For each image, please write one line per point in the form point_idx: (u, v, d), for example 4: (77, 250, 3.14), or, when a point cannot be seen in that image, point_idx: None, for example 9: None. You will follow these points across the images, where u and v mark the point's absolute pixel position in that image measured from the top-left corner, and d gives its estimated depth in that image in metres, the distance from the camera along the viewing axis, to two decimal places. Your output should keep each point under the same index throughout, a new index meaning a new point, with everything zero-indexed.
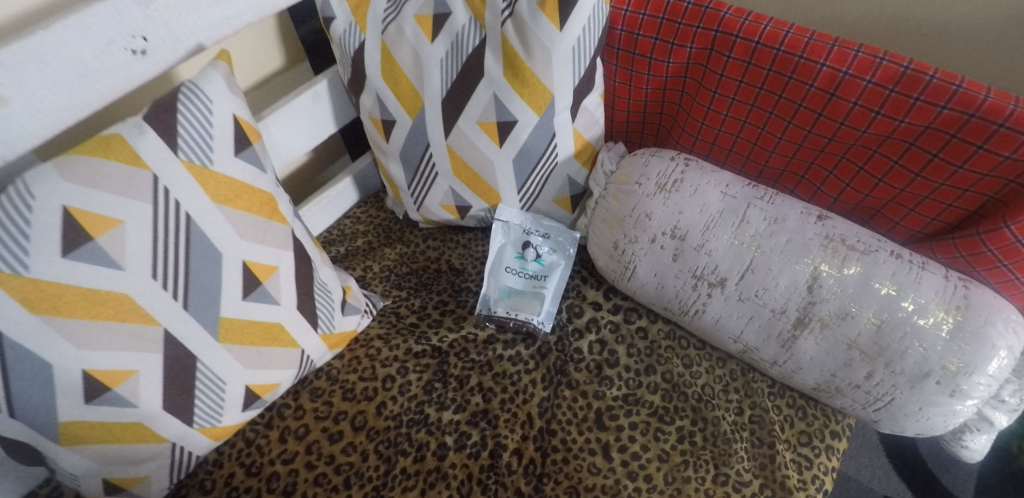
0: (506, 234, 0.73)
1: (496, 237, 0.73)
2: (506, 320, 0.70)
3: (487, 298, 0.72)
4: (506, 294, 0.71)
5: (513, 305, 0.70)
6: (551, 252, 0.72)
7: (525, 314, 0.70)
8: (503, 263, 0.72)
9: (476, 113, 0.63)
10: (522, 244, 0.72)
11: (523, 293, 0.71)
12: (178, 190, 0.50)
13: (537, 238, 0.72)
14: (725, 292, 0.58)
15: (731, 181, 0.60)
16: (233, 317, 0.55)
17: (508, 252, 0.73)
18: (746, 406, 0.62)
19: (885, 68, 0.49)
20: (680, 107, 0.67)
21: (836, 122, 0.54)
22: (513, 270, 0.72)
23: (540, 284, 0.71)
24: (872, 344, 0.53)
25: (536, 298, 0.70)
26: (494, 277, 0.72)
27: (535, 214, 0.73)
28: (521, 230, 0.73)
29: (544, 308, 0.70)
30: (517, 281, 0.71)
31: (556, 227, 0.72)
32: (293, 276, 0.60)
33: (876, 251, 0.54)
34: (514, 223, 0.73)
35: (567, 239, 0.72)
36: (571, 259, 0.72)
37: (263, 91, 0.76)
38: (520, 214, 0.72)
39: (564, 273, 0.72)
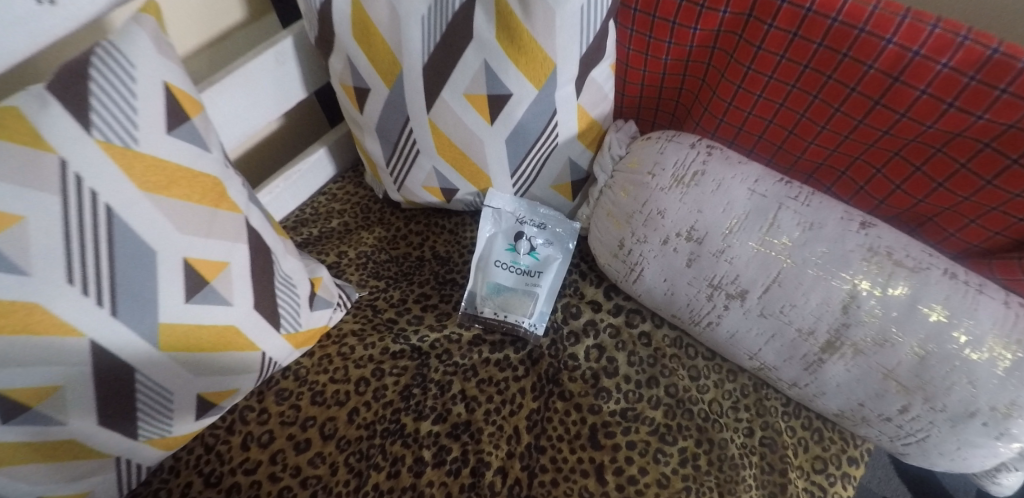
0: (497, 222, 0.64)
1: (486, 225, 0.65)
2: (494, 320, 0.63)
3: (473, 296, 0.64)
4: (495, 292, 0.63)
5: (501, 304, 0.63)
6: (548, 245, 0.64)
7: (516, 315, 0.62)
8: (492, 256, 0.64)
9: (463, 84, 0.53)
10: (515, 235, 0.64)
11: (515, 291, 0.63)
12: (93, 176, 0.41)
13: (532, 229, 0.64)
14: (744, 305, 0.51)
15: (761, 176, 0.51)
16: (175, 323, 0.47)
17: (499, 244, 0.64)
18: (757, 427, 0.56)
19: (968, 49, 0.39)
20: (705, 82, 0.57)
21: (897, 113, 0.45)
22: (504, 264, 0.64)
23: (534, 282, 0.63)
24: (912, 377, 0.46)
25: (530, 297, 0.62)
26: (483, 272, 0.64)
27: (531, 201, 0.64)
28: (515, 218, 0.64)
29: (537, 309, 0.62)
30: (508, 278, 0.63)
31: (554, 216, 0.64)
32: (247, 272, 0.52)
33: (927, 269, 0.46)
34: (507, 210, 0.64)
35: (567, 230, 0.64)
36: (569, 253, 0.64)
37: (219, 49, 0.65)
38: (514, 201, 0.64)
39: (561, 270, 0.64)
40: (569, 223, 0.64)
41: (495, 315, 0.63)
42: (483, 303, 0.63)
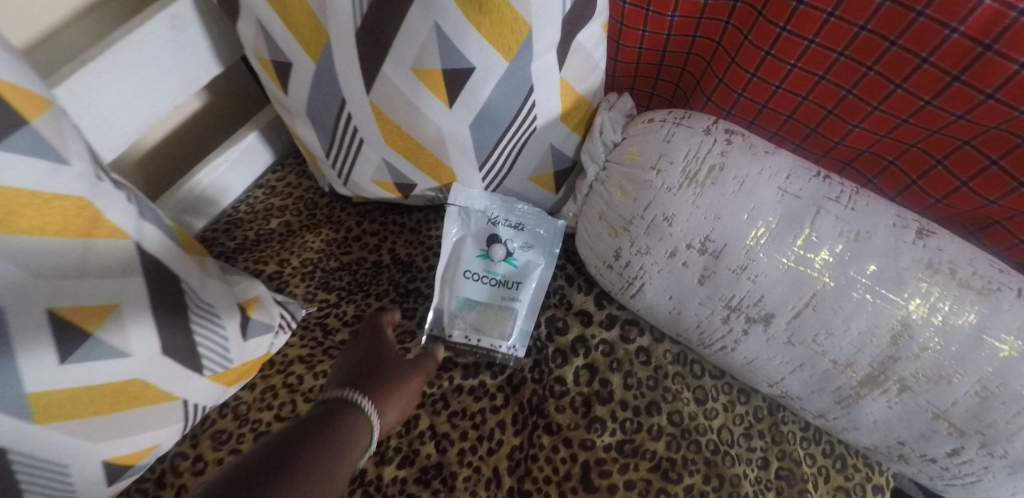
0: (466, 224, 0.55)
1: (452, 228, 0.55)
2: (466, 342, 0.54)
3: (439, 313, 0.55)
4: (464, 307, 0.54)
5: (474, 324, 0.54)
6: (527, 249, 0.55)
7: (490, 336, 0.54)
8: (461, 265, 0.55)
9: (410, 56, 0.40)
10: (487, 238, 0.55)
11: (488, 305, 0.54)
12: None
13: (507, 231, 0.55)
14: (767, 331, 0.42)
15: (794, 170, 0.41)
16: (52, 390, 0.37)
17: (469, 249, 0.55)
18: (773, 457, 0.49)
19: None
20: (721, 46, 0.45)
21: (981, 93, 0.34)
22: (475, 274, 0.55)
23: (511, 294, 0.54)
24: (970, 418, 0.38)
25: (505, 313, 0.54)
26: (450, 283, 0.55)
27: (506, 198, 0.55)
28: (486, 219, 0.55)
29: (516, 327, 0.54)
30: (480, 289, 0.55)
31: (534, 216, 0.55)
32: (146, 311, 0.41)
33: (998, 290, 0.37)
34: (476, 209, 0.55)
35: (549, 232, 0.55)
36: (552, 258, 0.55)
37: (100, 13, 0.52)
38: (485, 199, 0.55)
39: (542, 279, 0.55)
40: (552, 223, 0.55)
41: (467, 335, 0.54)
42: (452, 322, 0.54)
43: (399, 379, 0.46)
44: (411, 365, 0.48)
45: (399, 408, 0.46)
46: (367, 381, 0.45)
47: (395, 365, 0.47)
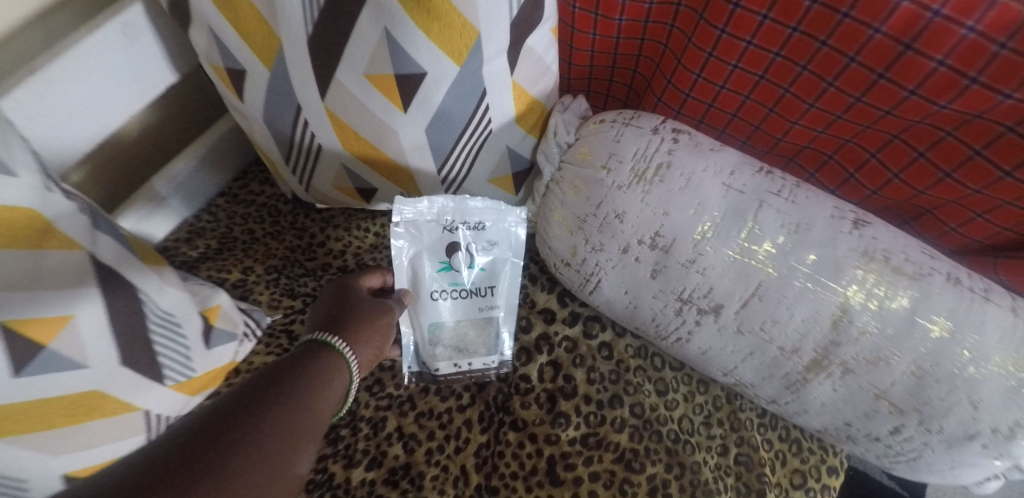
0: (419, 239, 0.52)
1: (407, 246, 0.52)
2: (450, 367, 0.54)
3: (417, 341, 0.54)
4: (444, 330, 0.54)
5: (459, 343, 0.54)
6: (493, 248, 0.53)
7: (478, 356, 0.54)
8: (425, 287, 0.53)
9: (363, 63, 0.41)
10: (448, 249, 0.53)
11: (465, 322, 0.54)
12: None
13: (468, 237, 0.53)
14: (719, 321, 0.43)
15: (737, 166, 0.43)
16: (6, 403, 0.36)
17: (429, 264, 0.53)
18: (732, 444, 0.51)
19: (1003, 8, 0.30)
20: (667, 48, 0.46)
21: (905, 89, 0.36)
22: (442, 292, 0.53)
23: (489, 302, 0.54)
24: (906, 397, 0.40)
25: (488, 326, 0.54)
26: (421, 308, 0.53)
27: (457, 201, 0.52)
28: (442, 229, 0.52)
29: (504, 339, 0.54)
30: (454, 306, 0.54)
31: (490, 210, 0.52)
32: (104, 321, 0.41)
33: (930, 275, 0.39)
34: (428, 220, 0.52)
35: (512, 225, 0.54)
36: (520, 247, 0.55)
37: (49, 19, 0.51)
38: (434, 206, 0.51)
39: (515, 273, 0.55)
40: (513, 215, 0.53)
41: (448, 356, 0.53)
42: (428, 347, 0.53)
43: (380, 319, 0.47)
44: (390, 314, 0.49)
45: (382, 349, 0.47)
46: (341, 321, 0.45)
47: (377, 308, 0.48)
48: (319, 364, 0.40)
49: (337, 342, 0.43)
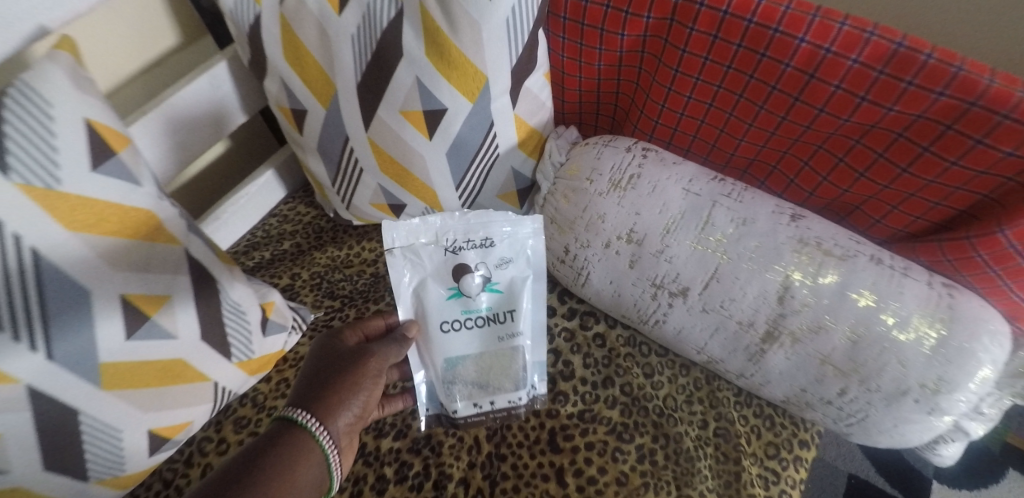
0: (423, 267, 0.54)
1: (412, 276, 0.54)
2: (474, 410, 0.56)
3: (436, 388, 0.56)
4: (464, 364, 0.55)
5: (483, 373, 0.56)
6: (507, 264, 0.55)
7: (506, 393, 0.56)
8: (435, 319, 0.54)
9: (398, 101, 0.53)
10: (454, 271, 0.54)
11: (484, 353, 0.56)
12: (16, 220, 0.40)
13: (476, 256, 0.54)
14: (687, 302, 0.52)
15: (695, 176, 0.53)
16: (118, 361, 0.47)
17: (437, 290, 0.54)
18: (711, 418, 0.58)
19: (875, 45, 0.41)
20: (638, 86, 0.58)
21: (815, 108, 0.46)
22: (455, 320, 0.55)
23: (509, 327, 0.56)
24: (847, 360, 0.47)
25: (510, 355, 0.56)
26: (436, 342, 0.55)
27: (459, 220, 0.54)
28: (445, 252, 0.53)
29: (530, 369, 0.57)
30: (470, 335, 0.55)
31: (497, 226, 0.54)
32: (192, 304, 0.51)
33: (855, 256, 0.48)
34: (427, 244, 0.53)
35: (524, 238, 0.55)
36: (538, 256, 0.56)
37: (154, 73, 0.65)
38: (435, 230, 0.53)
39: (534, 288, 0.56)
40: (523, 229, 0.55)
41: (471, 396, 0.56)
42: (447, 389, 0.55)
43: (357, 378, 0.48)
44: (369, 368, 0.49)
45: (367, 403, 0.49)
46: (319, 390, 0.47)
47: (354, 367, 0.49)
48: (290, 449, 0.43)
49: (308, 421, 0.45)
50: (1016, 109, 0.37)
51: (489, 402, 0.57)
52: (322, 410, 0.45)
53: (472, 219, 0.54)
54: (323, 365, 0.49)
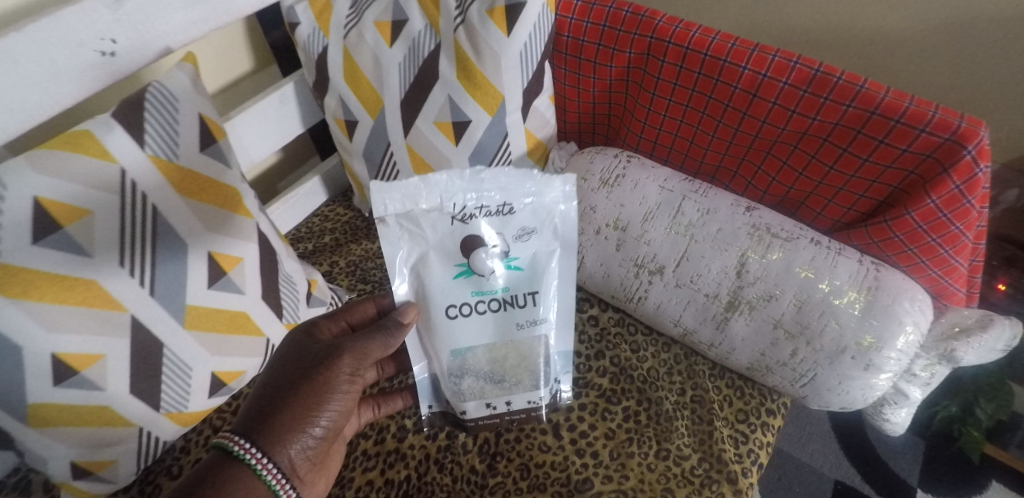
0: (425, 239, 0.50)
1: (414, 251, 0.51)
2: (485, 411, 0.57)
3: (444, 384, 0.56)
4: (476, 353, 0.54)
5: (497, 359, 0.55)
6: (529, 236, 0.52)
7: (524, 392, 0.57)
8: (441, 305, 0.52)
9: (433, 113, 0.67)
10: (466, 244, 0.50)
11: (497, 344, 0.54)
12: (144, 182, 0.53)
13: (492, 225, 0.50)
14: (664, 279, 0.63)
15: (669, 177, 0.66)
16: (199, 305, 0.58)
17: (443, 266, 0.51)
18: (688, 387, 0.67)
19: (798, 71, 0.54)
20: (625, 107, 0.72)
21: (759, 120, 0.59)
22: (464, 304, 0.53)
23: (529, 312, 0.54)
24: (794, 323, 0.57)
25: (528, 347, 0.55)
26: (443, 330, 0.53)
27: (470, 183, 0.49)
28: (453, 221, 0.50)
29: (553, 363, 0.58)
30: (482, 319, 0.53)
31: (518, 193, 0.50)
32: (258, 268, 0.63)
33: (797, 239, 0.59)
34: (435, 211, 0.49)
35: (552, 203, 0.51)
36: (566, 226, 0.52)
37: (229, 93, 0.80)
38: (437, 194, 0.49)
39: (559, 263, 0.54)
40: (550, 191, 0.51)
41: (483, 393, 0.56)
42: (456, 386, 0.55)
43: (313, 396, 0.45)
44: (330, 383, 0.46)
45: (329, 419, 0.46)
46: (268, 414, 0.44)
47: (309, 384, 0.45)
48: (227, 485, 0.42)
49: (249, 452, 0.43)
50: (904, 115, 0.50)
51: (505, 403, 0.57)
52: (268, 443, 0.43)
53: (484, 181, 0.49)
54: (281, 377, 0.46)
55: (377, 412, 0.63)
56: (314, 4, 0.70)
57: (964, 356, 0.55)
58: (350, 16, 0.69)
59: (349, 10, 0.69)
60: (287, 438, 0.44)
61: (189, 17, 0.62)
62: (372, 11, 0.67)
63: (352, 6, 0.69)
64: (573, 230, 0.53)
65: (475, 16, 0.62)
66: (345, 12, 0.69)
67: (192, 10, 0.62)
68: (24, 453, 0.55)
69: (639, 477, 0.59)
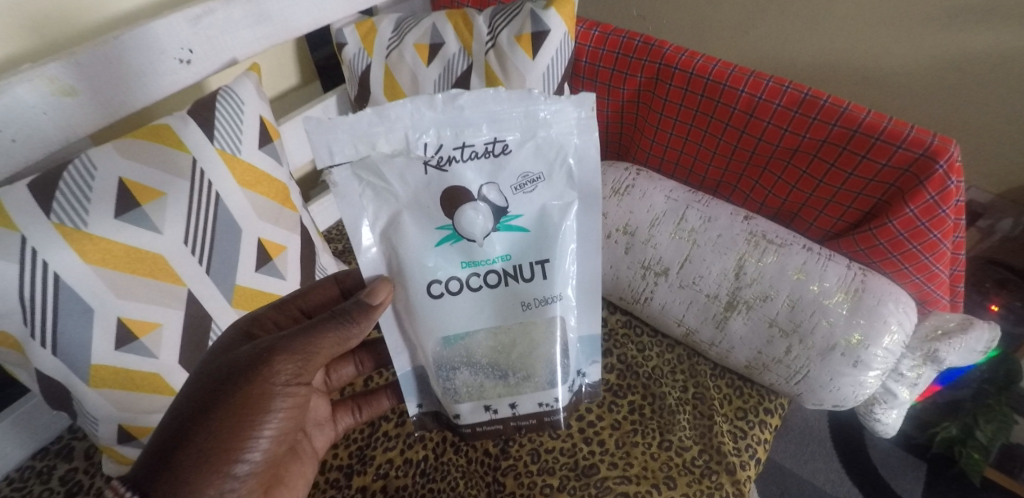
0: (393, 195, 0.41)
1: (380, 212, 0.41)
2: (485, 415, 0.47)
3: (433, 379, 0.46)
4: (470, 340, 0.44)
5: (498, 351, 0.45)
6: (535, 184, 0.42)
7: (535, 392, 0.47)
8: (420, 281, 0.43)
9: None
10: (448, 199, 0.41)
11: (498, 325, 0.44)
12: (211, 171, 0.60)
13: (482, 172, 0.41)
14: (668, 280, 0.68)
15: (674, 188, 0.73)
16: (246, 286, 0.64)
17: (419, 230, 0.42)
18: (690, 385, 0.71)
19: (790, 95, 0.61)
20: (635, 127, 0.80)
21: (756, 138, 0.66)
22: (450, 278, 0.43)
23: (540, 286, 0.44)
24: (788, 321, 0.61)
25: (538, 325, 0.45)
26: (425, 312, 0.43)
27: (446, 116, 0.40)
28: (428, 170, 0.40)
29: (573, 353, 0.48)
30: (476, 297, 0.44)
31: (512, 125, 0.41)
32: (298, 257, 0.69)
33: (790, 245, 0.65)
34: (402, 155, 0.40)
35: (557, 137, 0.41)
36: (586, 169, 0.43)
37: (276, 104, 0.89)
38: (401, 132, 0.40)
39: (577, 219, 0.44)
40: (558, 119, 0.41)
41: (482, 392, 0.46)
42: (446, 383, 0.45)
43: (243, 414, 0.40)
44: (266, 397, 0.41)
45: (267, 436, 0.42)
46: (175, 450, 0.38)
47: (226, 409, 0.40)
48: None
49: None
50: (882, 133, 0.57)
51: (511, 405, 0.47)
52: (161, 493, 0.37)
53: (465, 110, 0.40)
54: (207, 389, 0.41)
55: (356, 417, 0.61)
56: (359, 28, 0.78)
57: (947, 356, 0.60)
58: (392, 38, 0.77)
59: (391, 34, 0.77)
60: (198, 477, 0.38)
61: (254, 34, 0.71)
62: (412, 35, 0.76)
63: (394, 30, 0.77)
64: (593, 174, 0.43)
65: (505, 41, 0.70)
66: (387, 36, 0.77)
67: (257, 28, 0.71)
68: (79, 414, 0.59)
69: (642, 465, 0.63)
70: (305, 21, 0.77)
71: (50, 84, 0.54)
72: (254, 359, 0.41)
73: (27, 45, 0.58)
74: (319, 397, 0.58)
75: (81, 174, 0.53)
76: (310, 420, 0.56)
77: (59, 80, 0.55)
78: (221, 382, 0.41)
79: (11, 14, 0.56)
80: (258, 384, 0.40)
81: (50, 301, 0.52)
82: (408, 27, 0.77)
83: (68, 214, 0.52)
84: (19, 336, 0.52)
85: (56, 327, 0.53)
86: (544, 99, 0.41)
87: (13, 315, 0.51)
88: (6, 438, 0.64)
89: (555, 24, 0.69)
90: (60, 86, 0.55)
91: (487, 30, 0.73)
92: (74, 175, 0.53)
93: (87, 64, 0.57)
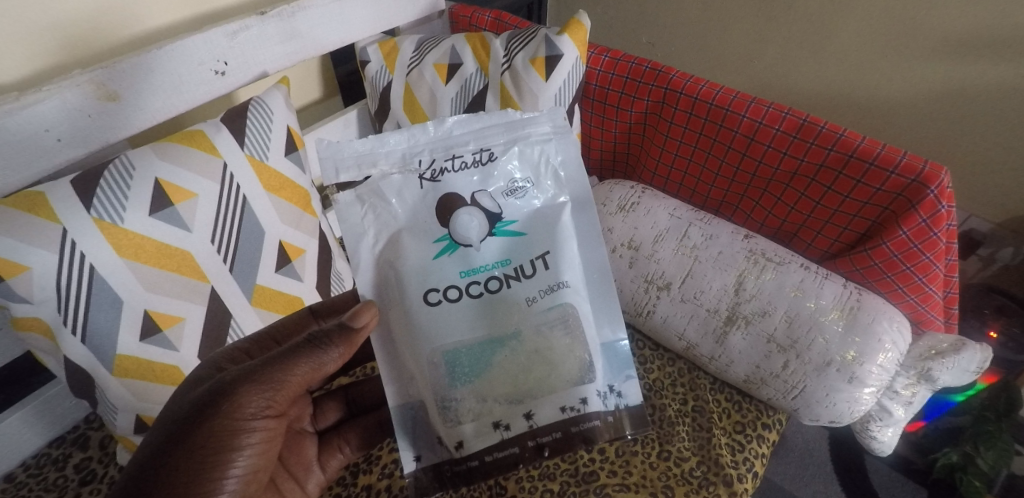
0: (391, 214, 0.42)
1: (380, 234, 0.43)
2: (496, 435, 0.45)
3: (433, 411, 0.45)
4: (468, 353, 0.44)
5: (508, 372, 0.44)
6: (524, 189, 0.44)
7: (554, 395, 0.45)
8: (417, 291, 0.43)
9: None
10: (439, 207, 0.42)
11: (506, 344, 0.44)
12: (240, 176, 0.64)
13: (473, 180, 0.43)
14: (671, 294, 0.70)
15: (677, 206, 0.76)
16: (265, 286, 0.67)
17: (417, 244, 0.43)
18: (690, 398, 0.73)
19: (789, 121, 0.65)
20: (642, 148, 0.84)
21: (756, 160, 0.70)
22: (447, 286, 0.43)
23: (543, 278, 0.45)
24: (785, 337, 0.63)
25: (553, 345, 0.45)
26: (423, 326, 0.43)
27: (437, 138, 0.44)
28: (423, 184, 0.43)
29: (599, 365, 0.47)
30: (477, 308, 0.44)
31: (494, 135, 0.45)
32: (316, 261, 0.72)
33: (788, 263, 0.67)
34: (396, 173, 0.43)
35: (537, 142, 0.45)
36: (569, 172, 0.46)
37: (300, 117, 0.93)
38: (399, 154, 0.44)
39: (571, 218, 0.46)
40: (534, 129, 0.45)
41: (490, 411, 0.45)
42: (447, 410, 0.44)
43: (211, 449, 0.41)
44: (234, 429, 0.41)
45: (236, 470, 0.42)
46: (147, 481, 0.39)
47: (198, 438, 0.40)
48: None
49: None
50: (876, 158, 0.60)
51: (526, 417, 0.45)
52: None
53: (454, 133, 0.45)
54: (172, 426, 0.41)
55: (346, 456, 0.59)
56: (383, 46, 0.82)
57: (941, 376, 0.62)
58: (413, 58, 0.81)
59: (413, 54, 0.81)
60: None
61: (285, 49, 0.76)
62: (432, 55, 0.80)
63: (415, 50, 0.82)
64: (582, 176, 0.46)
65: (521, 64, 0.75)
66: (409, 55, 0.81)
67: (288, 44, 0.76)
68: (99, 402, 0.61)
69: (641, 473, 0.64)
70: (332, 39, 0.82)
71: (96, 89, 0.58)
72: (221, 391, 0.42)
73: (77, 53, 0.63)
74: (304, 440, 0.57)
75: (121, 174, 0.57)
76: (296, 463, 0.55)
77: (105, 86, 0.59)
78: (186, 418, 0.41)
79: (65, 25, 0.60)
80: (224, 417, 0.41)
81: (83, 290, 0.54)
82: (428, 47, 0.82)
83: (106, 210, 0.55)
84: (52, 322, 0.55)
85: (86, 316, 0.55)
86: (519, 117, 0.45)
87: (50, 302, 0.53)
88: (25, 424, 0.66)
89: (568, 48, 0.74)
90: (106, 91, 0.59)
91: (503, 52, 0.78)
92: (115, 175, 0.57)
93: (130, 72, 0.61)
